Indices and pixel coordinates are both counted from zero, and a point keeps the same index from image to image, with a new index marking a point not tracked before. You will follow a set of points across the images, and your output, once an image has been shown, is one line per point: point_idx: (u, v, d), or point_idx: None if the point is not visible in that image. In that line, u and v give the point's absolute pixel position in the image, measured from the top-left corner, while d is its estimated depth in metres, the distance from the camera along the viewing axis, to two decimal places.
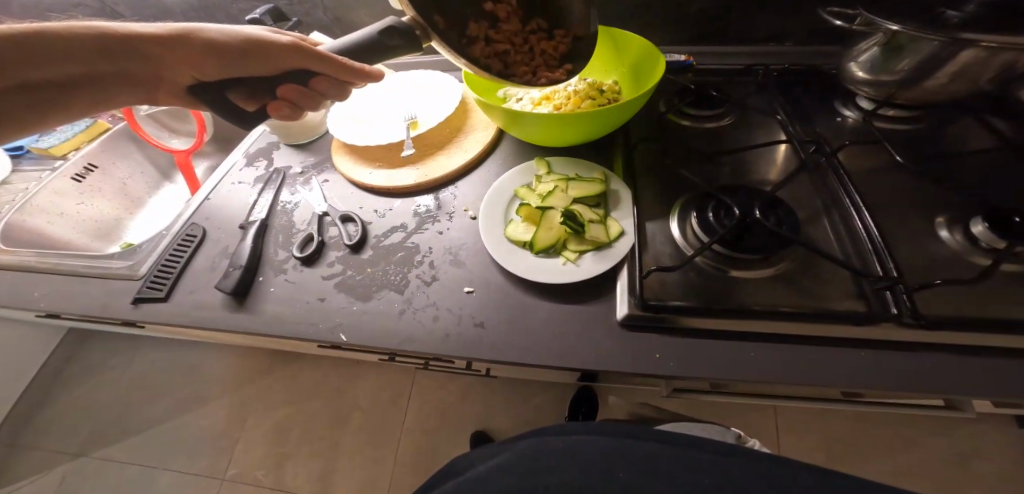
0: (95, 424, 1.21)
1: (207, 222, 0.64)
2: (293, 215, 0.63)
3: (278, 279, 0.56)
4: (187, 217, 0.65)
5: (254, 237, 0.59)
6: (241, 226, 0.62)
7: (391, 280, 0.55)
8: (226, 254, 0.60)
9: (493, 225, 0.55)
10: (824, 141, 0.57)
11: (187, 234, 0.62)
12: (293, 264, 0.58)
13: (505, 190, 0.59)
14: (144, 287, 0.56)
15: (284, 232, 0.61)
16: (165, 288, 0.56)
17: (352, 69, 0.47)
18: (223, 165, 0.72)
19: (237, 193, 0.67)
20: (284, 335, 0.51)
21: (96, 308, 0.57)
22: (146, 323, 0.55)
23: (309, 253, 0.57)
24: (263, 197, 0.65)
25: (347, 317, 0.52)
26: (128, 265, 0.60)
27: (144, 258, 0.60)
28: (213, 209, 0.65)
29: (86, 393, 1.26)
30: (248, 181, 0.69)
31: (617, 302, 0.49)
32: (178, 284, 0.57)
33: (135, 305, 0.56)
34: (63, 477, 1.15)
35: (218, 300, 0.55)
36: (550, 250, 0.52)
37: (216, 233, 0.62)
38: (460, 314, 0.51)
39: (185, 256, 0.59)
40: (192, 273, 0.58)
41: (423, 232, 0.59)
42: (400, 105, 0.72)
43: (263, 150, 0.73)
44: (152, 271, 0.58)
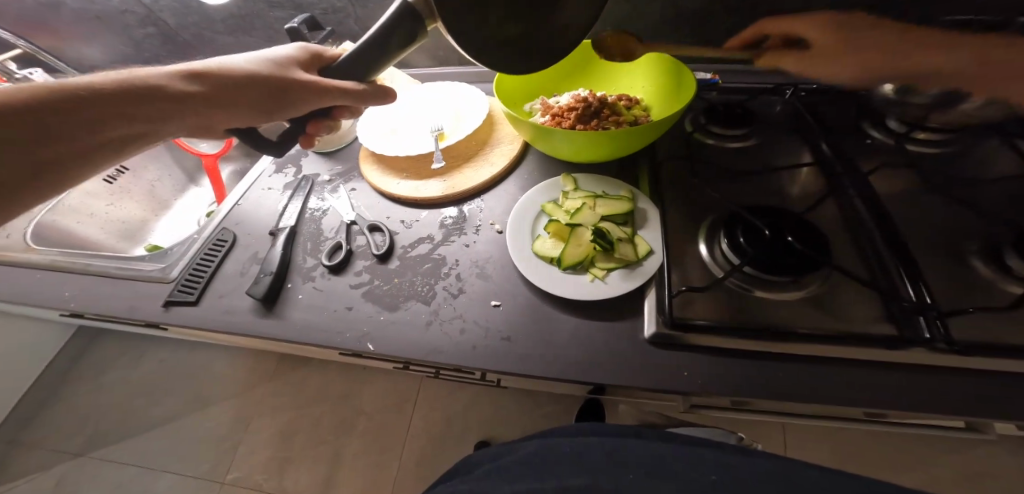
0: (101, 422, 1.22)
1: (238, 227, 0.65)
2: (321, 223, 0.64)
3: (305, 287, 0.57)
4: (218, 222, 0.66)
5: (284, 243, 0.60)
6: (271, 232, 0.63)
7: (418, 290, 0.55)
8: (256, 260, 0.61)
9: (521, 240, 0.55)
10: (852, 162, 0.57)
11: (218, 238, 0.63)
12: (320, 272, 0.58)
13: (531, 205, 0.59)
14: (175, 291, 0.57)
15: (313, 240, 0.62)
16: (195, 292, 0.57)
17: (365, 100, 0.52)
18: (254, 170, 0.73)
19: (267, 198, 0.68)
20: (311, 343, 0.52)
21: (125, 310, 0.57)
22: (177, 327, 0.56)
23: (337, 261, 0.58)
24: (292, 204, 0.66)
25: (374, 326, 0.53)
26: (160, 268, 0.61)
27: (175, 261, 0.61)
28: (243, 214, 0.67)
29: (94, 391, 1.27)
30: (277, 187, 0.70)
31: (643, 320, 0.49)
32: (208, 287, 0.58)
33: (166, 308, 0.57)
34: (62, 476, 1.15)
35: (247, 305, 0.56)
36: (577, 267, 0.52)
37: (246, 239, 0.63)
38: (486, 327, 0.51)
39: (215, 261, 0.60)
40: (223, 277, 0.59)
41: (450, 244, 0.60)
42: (430, 115, 0.73)
43: (291, 156, 0.74)
44: (184, 275, 0.59)
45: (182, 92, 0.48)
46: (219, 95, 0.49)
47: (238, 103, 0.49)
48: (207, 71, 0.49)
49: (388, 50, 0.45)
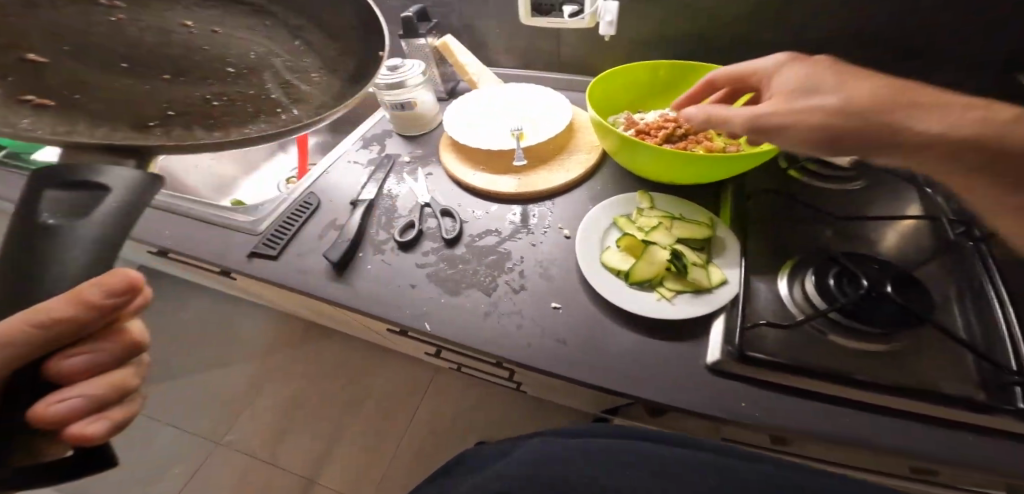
0: None
1: (323, 194, 0.71)
2: (396, 201, 0.68)
3: (376, 259, 0.61)
4: (304, 188, 0.72)
5: (361, 214, 0.64)
6: (351, 203, 0.68)
7: (480, 280, 0.56)
8: (334, 226, 0.66)
9: (591, 249, 0.56)
10: (974, 223, 0.53)
11: (304, 201, 0.69)
12: (391, 247, 0.62)
13: (604, 216, 0.59)
14: (261, 243, 0.63)
15: (386, 215, 0.66)
16: (277, 248, 0.62)
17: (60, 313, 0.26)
18: (342, 147, 0.80)
19: (351, 171, 0.75)
20: (374, 313, 0.55)
21: (214, 255, 0.62)
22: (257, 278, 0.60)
23: (408, 238, 0.61)
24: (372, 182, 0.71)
25: (433, 306, 0.55)
26: (250, 222, 0.65)
27: (263, 216, 0.66)
28: (328, 183, 0.73)
29: None
30: (362, 161, 0.77)
31: (707, 347, 0.48)
32: (290, 245, 0.63)
33: (250, 258, 0.62)
34: None
35: (322, 267, 0.60)
36: (644, 284, 0.52)
37: (329, 206, 0.69)
38: (546, 328, 0.51)
39: (299, 222, 0.66)
40: (303, 240, 0.64)
41: (516, 240, 0.60)
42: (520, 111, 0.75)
43: (377, 136, 0.82)
44: (270, 231, 0.64)
45: None
46: None
47: None
48: None
49: (57, 230, 0.28)
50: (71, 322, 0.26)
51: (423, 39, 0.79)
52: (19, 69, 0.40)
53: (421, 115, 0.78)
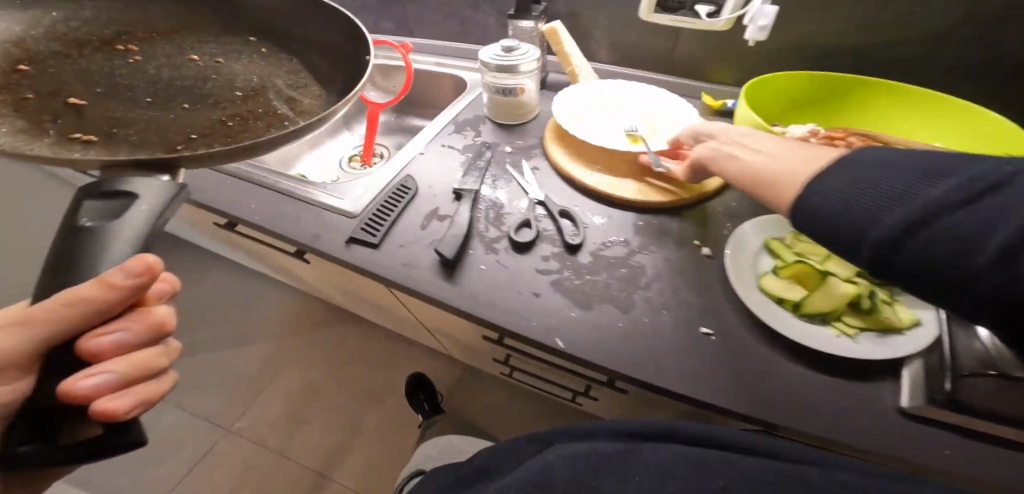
0: None
1: (420, 177, 0.65)
2: (500, 192, 0.62)
3: (486, 256, 0.54)
4: (398, 170, 0.66)
5: (469, 207, 0.58)
6: (453, 193, 0.61)
7: (613, 294, 0.50)
8: (435, 217, 0.59)
9: (746, 272, 0.50)
10: None
11: (401, 184, 0.62)
12: (504, 246, 0.55)
13: (754, 236, 0.53)
14: (359, 229, 0.57)
15: (493, 208, 0.60)
16: (377, 235, 0.57)
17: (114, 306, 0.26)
18: (433, 129, 0.73)
19: (447, 155, 0.68)
20: (492, 320, 0.49)
21: (308, 236, 0.57)
22: (356, 268, 0.55)
23: (526, 239, 0.55)
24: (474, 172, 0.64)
25: (563, 321, 0.48)
26: (346, 203, 0.60)
27: (359, 198, 0.61)
28: (424, 167, 0.66)
29: None
30: (456, 146, 0.70)
31: (899, 390, 0.42)
32: (389, 231, 0.58)
33: (347, 244, 0.56)
34: None
35: (431, 262, 0.55)
36: (817, 317, 0.46)
37: (427, 194, 0.62)
38: (698, 354, 0.45)
39: (398, 209, 0.60)
40: (403, 228, 0.58)
41: (649, 253, 0.54)
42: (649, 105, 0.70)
43: (470, 121, 0.75)
44: (368, 214, 0.59)
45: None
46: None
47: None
48: None
49: (82, 229, 0.28)
50: (122, 308, 0.27)
51: (531, 20, 0.74)
52: (64, 110, 0.49)
53: (524, 103, 0.72)
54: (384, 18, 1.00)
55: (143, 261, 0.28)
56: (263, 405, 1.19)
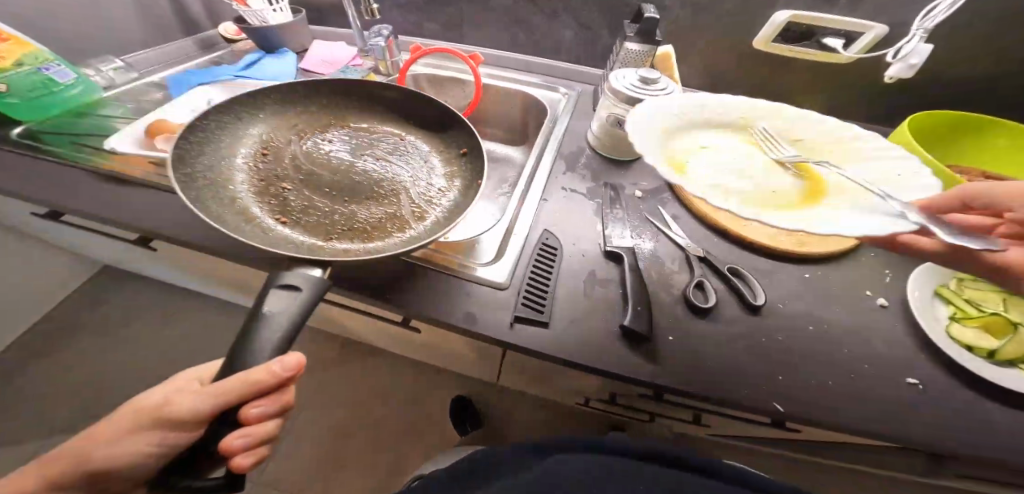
0: (121, 387, 1.07)
1: (557, 229, 0.58)
2: (656, 246, 0.58)
3: (673, 325, 0.51)
4: (528, 222, 0.58)
5: (635, 270, 0.53)
6: (604, 251, 0.56)
7: (816, 352, 0.51)
8: (596, 281, 0.54)
9: (934, 321, 0.53)
10: None
11: (544, 242, 0.55)
12: (683, 311, 0.53)
13: (926, 283, 0.56)
14: (520, 305, 0.50)
15: (655, 269, 0.56)
16: (546, 310, 0.50)
17: (227, 380, 0.33)
18: (544, 166, 0.65)
19: (574, 202, 0.61)
20: (710, 396, 0.47)
21: (461, 317, 0.49)
22: (531, 352, 0.48)
23: (711, 303, 0.52)
24: (616, 219, 0.59)
25: (780, 384, 0.48)
26: (494, 270, 0.53)
27: (504, 262, 0.53)
28: (558, 214, 0.59)
29: (116, 347, 1.12)
30: (580, 190, 0.63)
31: None
32: (552, 303, 0.51)
33: (512, 325, 0.50)
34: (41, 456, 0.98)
35: (609, 335, 0.50)
36: (1008, 362, 0.50)
37: (574, 251, 0.56)
38: (915, 404, 0.47)
39: (552, 273, 0.53)
40: (566, 298, 0.52)
41: (826, 307, 0.55)
42: (841, 152, 0.55)
43: (573, 154, 0.69)
44: (523, 283, 0.52)
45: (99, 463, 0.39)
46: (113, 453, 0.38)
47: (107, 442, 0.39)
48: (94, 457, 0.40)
49: (254, 312, 0.36)
50: (255, 386, 0.34)
51: (629, 44, 0.65)
52: (268, 192, 0.54)
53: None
54: (434, 18, 0.87)
55: (290, 356, 0.35)
56: (290, 453, 1.06)
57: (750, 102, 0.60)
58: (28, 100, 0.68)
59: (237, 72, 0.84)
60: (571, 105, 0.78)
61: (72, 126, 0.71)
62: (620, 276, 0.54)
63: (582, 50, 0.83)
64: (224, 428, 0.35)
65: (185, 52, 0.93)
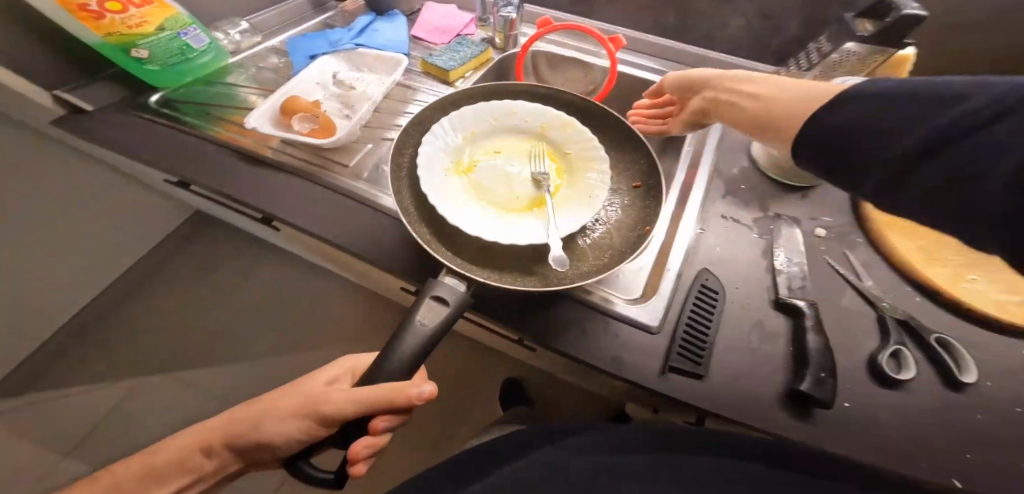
0: (201, 335, 1.12)
1: (716, 271, 0.51)
2: (843, 302, 0.49)
3: (850, 389, 0.44)
4: (683, 260, 0.52)
5: (818, 331, 0.45)
6: (777, 301, 0.48)
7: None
8: (762, 334, 0.47)
9: None
10: None
11: (704, 285, 0.49)
12: (869, 379, 0.44)
13: None
14: (676, 354, 0.45)
15: (847, 327, 0.47)
16: (703, 363, 0.44)
17: (370, 392, 0.38)
18: (700, 194, 0.58)
19: (738, 237, 0.54)
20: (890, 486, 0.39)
21: (609, 362, 0.45)
22: (689, 404, 0.43)
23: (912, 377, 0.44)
24: (784, 262, 0.51)
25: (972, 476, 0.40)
26: (644, 311, 0.48)
27: (658, 302, 0.48)
28: (717, 251, 0.53)
29: (199, 293, 1.17)
30: (744, 221, 0.56)
31: None
32: (712, 355, 0.45)
33: (663, 375, 0.44)
34: (129, 392, 1.04)
35: (774, 401, 0.43)
36: None
37: (738, 297, 0.49)
38: None
39: (713, 322, 0.47)
40: (727, 351, 0.46)
41: None
42: (581, 179, 0.57)
43: (734, 177, 0.61)
44: (681, 331, 0.46)
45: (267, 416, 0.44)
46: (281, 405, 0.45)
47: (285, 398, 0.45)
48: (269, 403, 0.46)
49: (404, 324, 0.39)
50: (388, 401, 0.38)
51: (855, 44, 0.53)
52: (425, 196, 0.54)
53: None
54: None
55: (424, 387, 0.38)
56: None
57: (552, 110, 0.60)
58: (167, 68, 0.69)
59: (352, 40, 0.79)
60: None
61: (201, 94, 0.72)
62: (796, 332, 0.46)
63: (742, 38, 0.70)
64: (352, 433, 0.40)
65: (299, 12, 0.89)
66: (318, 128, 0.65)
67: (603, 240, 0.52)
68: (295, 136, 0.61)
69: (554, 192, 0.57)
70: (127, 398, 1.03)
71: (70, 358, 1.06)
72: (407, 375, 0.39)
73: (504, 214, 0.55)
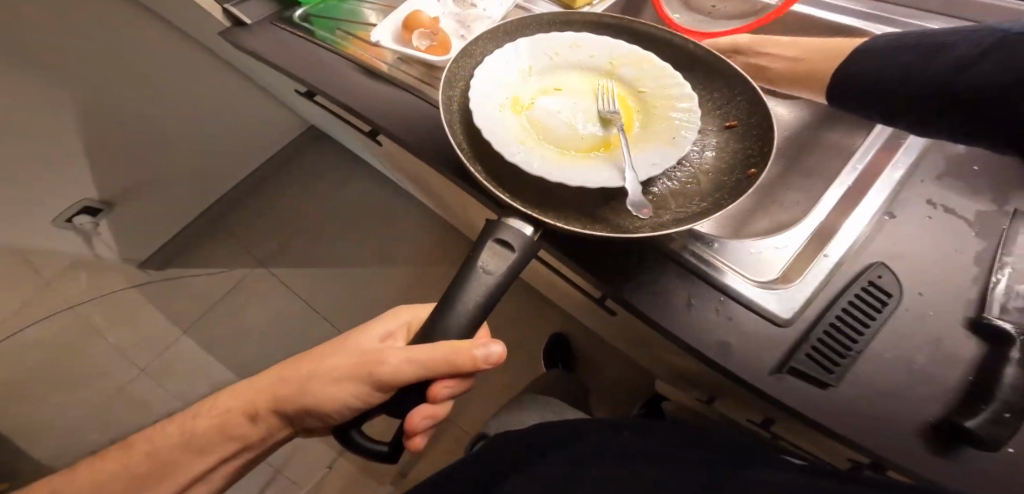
0: (301, 242, 1.22)
1: (897, 268, 0.39)
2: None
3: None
4: (856, 247, 0.41)
5: (1020, 364, 0.32)
6: (973, 321, 0.37)
7: None
8: (922, 351, 0.36)
9: None
10: None
11: (873, 283, 0.38)
12: None
13: None
14: (806, 355, 0.36)
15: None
16: (838, 371, 0.35)
17: (426, 352, 0.33)
18: (897, 169, 0.45)
19: (936, 230, 0.41)
20: None
21: (713, 347, 0.37)
22: (797, 413, 0.34)
23: None
24: (992, 272, 0.39)
25: None
26: (777, 296, 0.39)
27: (800, 290, 0.39)
28: (898, 243, 0.41)
29: (303, 204, 1.27)
30: (959, 212, 0.42)
31: None
32: (855, 366, 0.35)
33: (778, 374, 0.36)
34: (239, 280, 1.18)
35: (914, 429, 0.33)
36: None
37: (916, 304, 0.38)
38: None
39: (871, 328, 0.36)
40: (875, 365, 0.36)
41: None
42: (658, 118, 0.49)
43: (960, 155, 0.46)
44: (823, 329, 0.37)
45: (312, 380, 0.40)
46: (324, 368, 0.40)
47: (329, 361, 0.40)
48: (311, 365, 0.41)
49: (465, 274, 0.34)
50: (449, 363, 0.33)
51: None
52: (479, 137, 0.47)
53: None
54: None
55: (490, 348, 0.34)
56: None
57: (621, 44, 0.53)
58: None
59: None
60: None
61: (337, 7, 0.70)
62: (988, 362, 0.34)
63: None
64: (413, 398, 0.36)
65: None
66: (435, 45, 0.61)
67: (691, 202, 0.44)
68: (411, 51, 0.58)
69: (627, 132, 0.49)
70: (237, 285, 1.17)
71: (198, 241, 1.22)
72: (466, 333, 0.34)
73: (569, 155, 0.47)
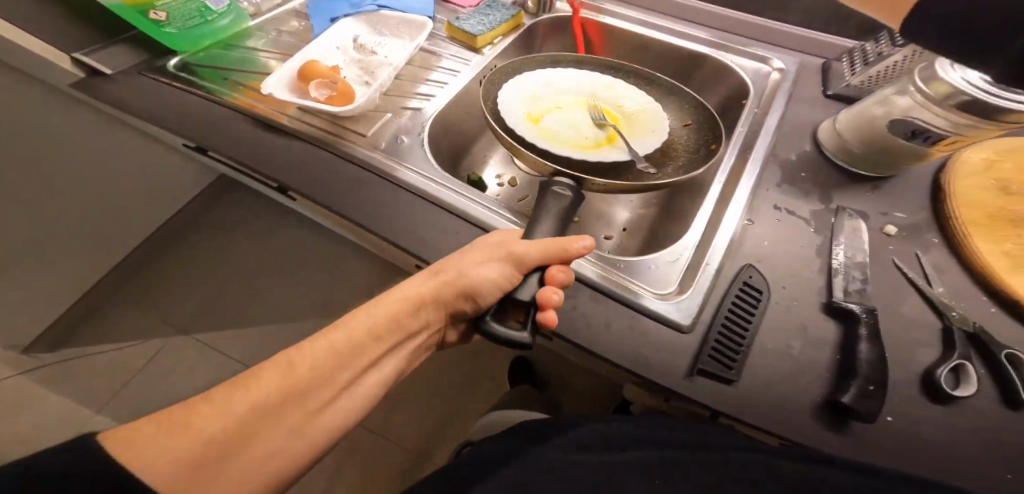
0: (227, 299, 1.14)
1: (763, 269, 0.46)
2: (900, 308, 0.44)
3: (891, 401, 0.39)
4: (728, 254, 0.47)
5: (869, 340, 0.40)
6: (827, 305, 0.44)
7: None
8: (800, 338, 0.42)
9: None
10: None
11: (746, 283, 0.45)
12: (922, 396, 0.39)
13: None
14: (708, 355, 0.40)
15: (894, 336, 0.42)
16: (735, 367, 0.40)
17: (543, 241, 0.42)
18: (751, 182, 0.53)
19: (789, 230, 0.49)
20: None
21: (633, 360, 0.41)
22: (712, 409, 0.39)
23: (967, 393, 0.39)
24: (834, 261, 0.46)
25: None
26: (675, 306, 0.43)
27: (690, 298, 0.44)
28: (761, 247, 0.48)
29: (224, 260, 1.19)
30: (800, 213, 0.51)
31: None
32: (747, 360, 0.41)
33: (690, 378, 0.40)
34: (158, 351, 1.07)
35: (811, 411, 0.38)
36: None
37: (783, 297, 0.45)
38: None
39: (751, 324, 0.42)
40: (764, 357, 0.41)
41: None
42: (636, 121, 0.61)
43: (796, 164, 0.55)
44: (714, 330, 0.42)
45: (453, 275, 0.41)
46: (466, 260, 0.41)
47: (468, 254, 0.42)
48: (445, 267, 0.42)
49: (542, 207, 0.46)
50: (561, 253, 0.42)
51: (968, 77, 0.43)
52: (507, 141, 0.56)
53: (917, 156, 0.50)
54: None
55: (583, 241, 0.43)
56: None
57: (588, 75, 0.67)
58: (185, 31, 0.65)
59: None
60: (786, 85, 0.64)
61: (221, 58, 0.67)
62: (846, 341, 0.41)
63: None
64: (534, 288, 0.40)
65: None
66: (336, 94, 0.60)
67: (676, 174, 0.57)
68: (310, 102, 0.57)
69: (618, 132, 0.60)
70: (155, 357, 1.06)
71: (101, 316, 1.09)
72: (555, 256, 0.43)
73: (582, 151, 0.56)
